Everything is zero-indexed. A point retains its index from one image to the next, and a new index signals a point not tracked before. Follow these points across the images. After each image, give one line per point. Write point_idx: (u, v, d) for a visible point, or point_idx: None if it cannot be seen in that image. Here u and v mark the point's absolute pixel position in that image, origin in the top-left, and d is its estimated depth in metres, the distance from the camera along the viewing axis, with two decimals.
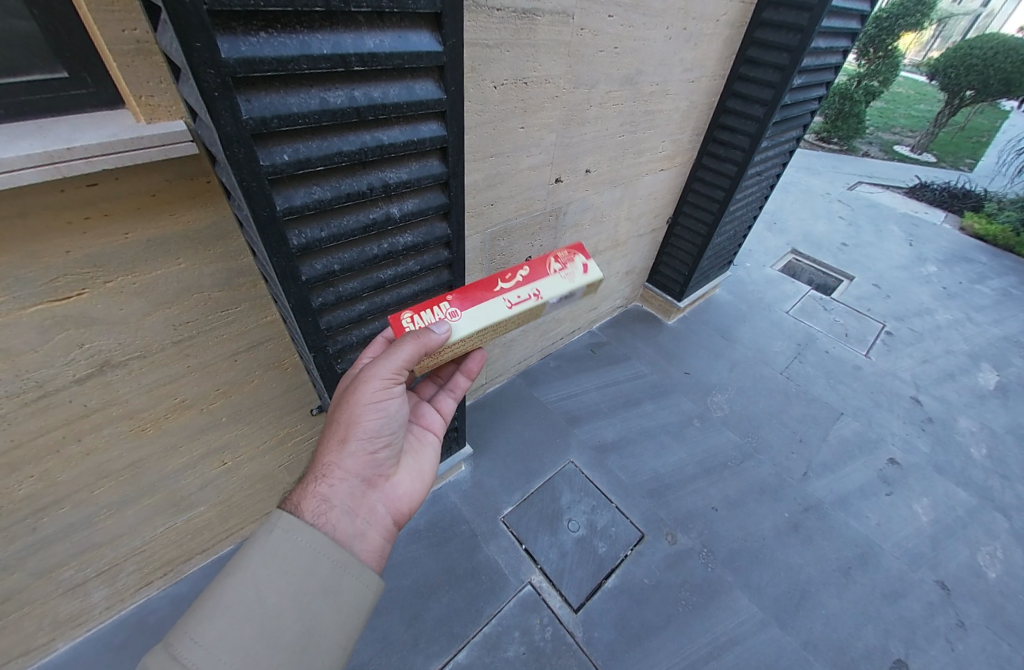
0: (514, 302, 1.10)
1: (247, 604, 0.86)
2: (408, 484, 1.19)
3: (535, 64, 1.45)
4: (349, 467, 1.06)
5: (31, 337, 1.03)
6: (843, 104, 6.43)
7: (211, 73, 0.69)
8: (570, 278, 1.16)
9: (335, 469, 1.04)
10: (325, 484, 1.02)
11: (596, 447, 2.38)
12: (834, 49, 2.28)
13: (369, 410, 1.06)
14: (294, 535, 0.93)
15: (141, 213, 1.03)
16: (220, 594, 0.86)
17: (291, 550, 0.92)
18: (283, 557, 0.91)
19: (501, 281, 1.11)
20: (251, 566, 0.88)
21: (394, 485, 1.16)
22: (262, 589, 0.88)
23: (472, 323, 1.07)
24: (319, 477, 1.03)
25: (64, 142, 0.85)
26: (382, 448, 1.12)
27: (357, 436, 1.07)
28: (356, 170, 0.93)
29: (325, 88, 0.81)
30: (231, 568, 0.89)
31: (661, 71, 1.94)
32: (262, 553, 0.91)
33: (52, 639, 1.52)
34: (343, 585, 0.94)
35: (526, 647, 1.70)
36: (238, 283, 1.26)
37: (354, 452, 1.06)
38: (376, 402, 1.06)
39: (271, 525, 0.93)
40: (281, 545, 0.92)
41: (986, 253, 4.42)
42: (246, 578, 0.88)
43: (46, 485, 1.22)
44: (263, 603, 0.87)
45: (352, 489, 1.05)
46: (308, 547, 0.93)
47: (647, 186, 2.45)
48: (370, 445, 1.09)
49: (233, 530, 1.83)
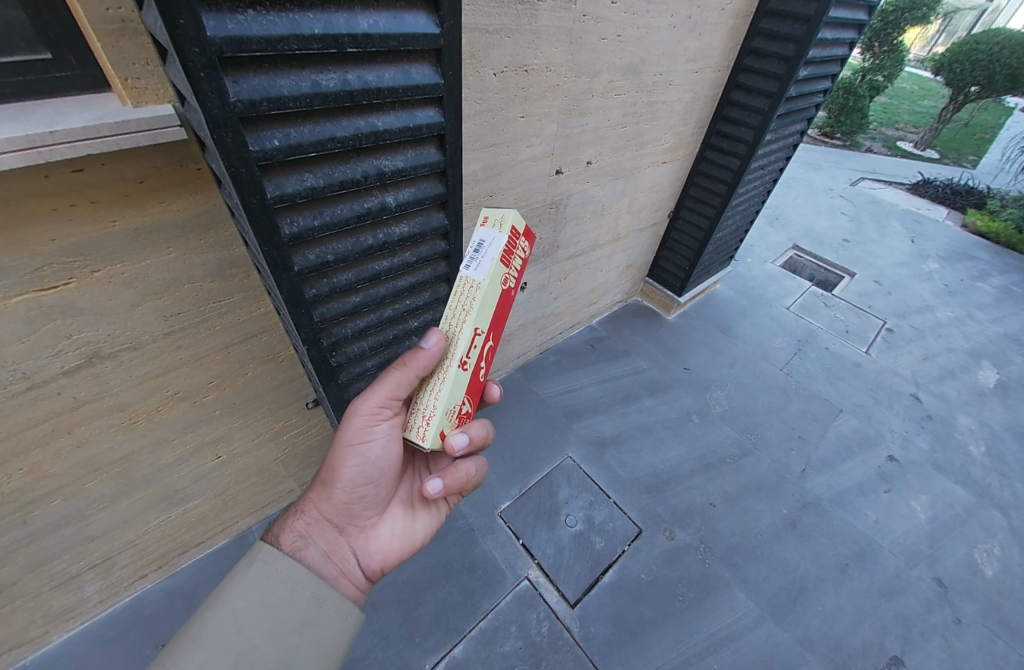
0: (472, 336, 0.98)
1: (226, 636, 0.91)
2: (386, 543, 1.22)
3: (535, 51, 1.42)
4: (325, 510, 1.17)
5: (17, 328, 1.00)
6: (847, 98, 6.37)
7: (196, 52, 0.66)
8: (473, 241, 0.95)
9: (314, 509, 1.16)
10: (303, 522, 1.14)
11: (594, 442, 2.36)
12: (841, 41, 2.24)
13: (351, 456, 1.14)
14: (273, 566, 1.00)
15: (128, 201, 1.00)
16: (202, 624, 0.92)
17: (271, 581, 0.99)
18: (263, 588, 0.97)
19: (488, 346, 1.04)
20: (232, 596, 0.94)
21: (370, 540, 1.20)
22: (241, 620, 0.93)
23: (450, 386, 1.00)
24: (301, 515, 1.15)
25: (45, 125, 0.81)
26: (358, 500, 1.19)
27: (336, 483, 1.16)
28: (350, 158, 0.90)
29: (317, 69, 0.78)
30: (212, 599, 0.94)
31: (664, 61, 1.90)
32: (243, 583, 0.97)
33: (45, 632, 1.51)
34: (320, 616, 1.00)
35: (523, 642, 1.69)
36: (231, 273, 1.23)
37: (332, 499, 1.17)
38: (359, 448, 1.13)
39: (253, 557, 1.01)
40: (260, 576, 0.98)
41: (988, 251, 4.39)
42: (227, 607, 0.94)
43: (35, 478, 1.20)
44: (243, 633, 0.92)
45: (326, 533, 1.14)
46: (287, 578, 1.00)
47: (648, 179, 2.42)
48: (347, 495, 1.18)
49: (229, 525, 1.82)
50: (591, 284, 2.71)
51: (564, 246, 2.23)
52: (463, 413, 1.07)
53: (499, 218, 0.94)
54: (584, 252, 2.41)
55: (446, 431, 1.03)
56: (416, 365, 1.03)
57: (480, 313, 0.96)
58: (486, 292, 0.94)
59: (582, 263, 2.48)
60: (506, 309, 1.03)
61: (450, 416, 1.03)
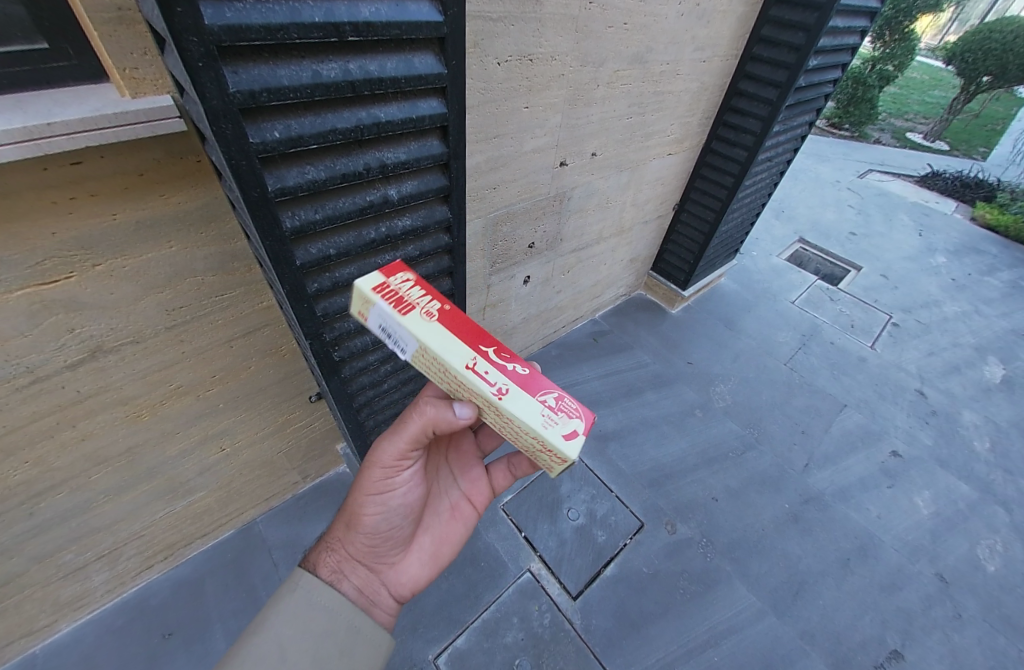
0: (475, 370, 0.86)
1: (269, 662, 0.91)
2: (416, 569, 1.22)
3: (540, 39, 1.39)
4: (351, 550, 1.14)
5: (19, 322, 0.99)
6: (856, 88, 6.28)
7: (194, 41, 0.64)
8: (380, 332, 0.93)
9: (340, 547, 1.14)
10: (332, 556, 1.13)
11: (597, 436, 2.35)
12: (853, 30, 2.19)
13: (371, 499, 1.13)
14: (313, 594, 1.02)
15: (128, 193, 0.99)
16: (246, 651, 0.92)
17: (312, 607, 1.01)
18: (304, 616, 0.99)
19: (496, 349, 0.91)
20: (275, 620, 0.96)
21: (401, 569, 1.20)
22: (284, 646, 0.94)
23: (517, 409, 0.85)
24: (329, 550, 1.14)
25: (42, 117, 0.80)
26: (383, 537, 1.17)
27: (359, 525, 1.14)
28: (351, 149, 0.89)
29: (318, 59, 0.77)
30: (256, 626, 0.96)
31: (672, 49, 1.87)
32: (285, 609, 0.99)
33: (53, 621, 1.53)
34: (356, 643, 1.01)
35: (524, 633, 1.71)
36: (232, 266, 1.22)
37: (356, 539, 1.14)
38: (378, 491, 1.13)
39: (294, 584, 1.03)
40: (302, 603, 1.00)
41: (997, 245, 4.34)
42: (271, 632, 0.95)
43: (41, 471, 1.21)
44: (286, 658, 0.93)
45: (355, 569, 1.13)
46: (327, 606, 1.02)
47: (654, 171, 2.39)
48: (371, 534, 1.15)
49: (234, 516, 1.83)
50: (595, 277, 2.69)
51: (567, 239, 2.22)
52: (558, 398, 0.89)
53: (365, 287, 0.92)
54: (588, 245, 2.39)
55: (565, 431, 0.84)
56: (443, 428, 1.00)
57: (444, 352, 0.86)
58: (428, 337, 0.87)
59: (585, 256, 2.46)
60: (462, 319, 0.92)
61: (550, 418, 0.85)
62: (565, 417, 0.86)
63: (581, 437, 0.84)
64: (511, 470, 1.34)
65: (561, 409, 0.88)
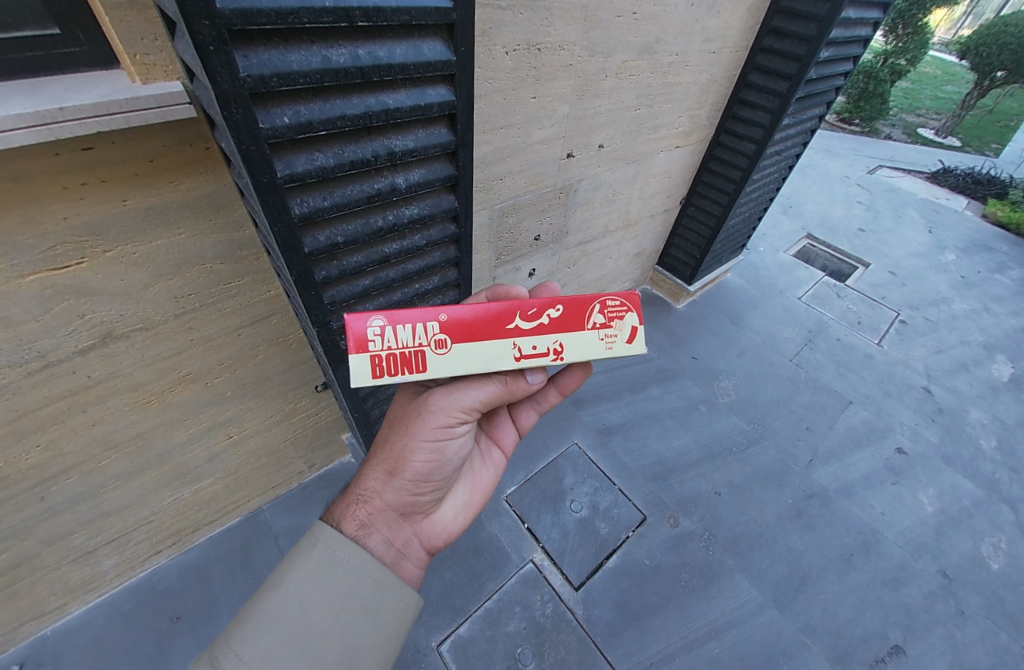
0: (527, 353, 0.95)
1: (290, 621, 0.87)
2: (449, 518, 1.19)
3: (548, 28, 1.38)
4: (389, 500, 1.04)
5: (31, 307, 1.01)
6: (867, 83, 6.20)
7: (206, 24, 0.64)
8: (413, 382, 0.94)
9: (376, 499, 1.03)
10: (363, 508, 1.02)
11: (600, 429, 2.36)
12: (865, 21, 2.16)
13: (424, 448, 1.04)
14: (335, 550, 0.95)
15: (138, 180, 1.00)
16: (265, 608, 0.88)
17: (334, 566, 0.94)
18: (327, 574, 0.93)
19: (522, 317, 0.93)
20: (295, 578, 0.91)
21: (435, 520, 1.16)
22: (305, 606, 0.89)
23: (579, 352, 0.97)
24: (359, 503, 1.03)
25: (55, 102, 0.81)
26: (424, 489, 1.10)
27: (403, 474, 1.05)
28: (360, 137, 0.89)
29: (327, 44, 0.77)
30: (275, 583, 0.91)
31: (681, 40, 1.85)
32: (305, 567, 0.93)
33: (64, 603, 1.57)
34: (383, 604, 0.96)
35: (527, 622, 1.72)
36: (240, 255, 1.23)
37: (397, 489, 1.05)
38: (433, 440, 1.04)
39: (315, 539, 0.96)
40: (324, 560, 0.94)
41: (1008, 243, 4.29)
42: (291, 590, 0.90)
43: (53, 455, 1.23)
44: (308, 618, 0.88)
45: (390, 520, 1.04)
46: (350, 564, 0.95)
47: (661, 164, 2.37)
48: (413, 485, 1.07)
49: (241, 503, 1.85)
50: (601, 271, 2.69)
51: (573, 232, 2.21)
52: (603, 309, 0.97)
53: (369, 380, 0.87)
54: (594, 238, 2.39)
55: (626, 336, 0.98)
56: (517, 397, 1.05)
57: (493, 362, 0.94)
58: (469, 361, 0.92)
59: (591, 249, 2.45)
60: (463, 322, 0.91)
61: (608, 336, 0.98)
62: (616, 322, 0.98)
63: (640, 329, 0.98)
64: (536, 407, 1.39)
65: (612, 317, 0.98)
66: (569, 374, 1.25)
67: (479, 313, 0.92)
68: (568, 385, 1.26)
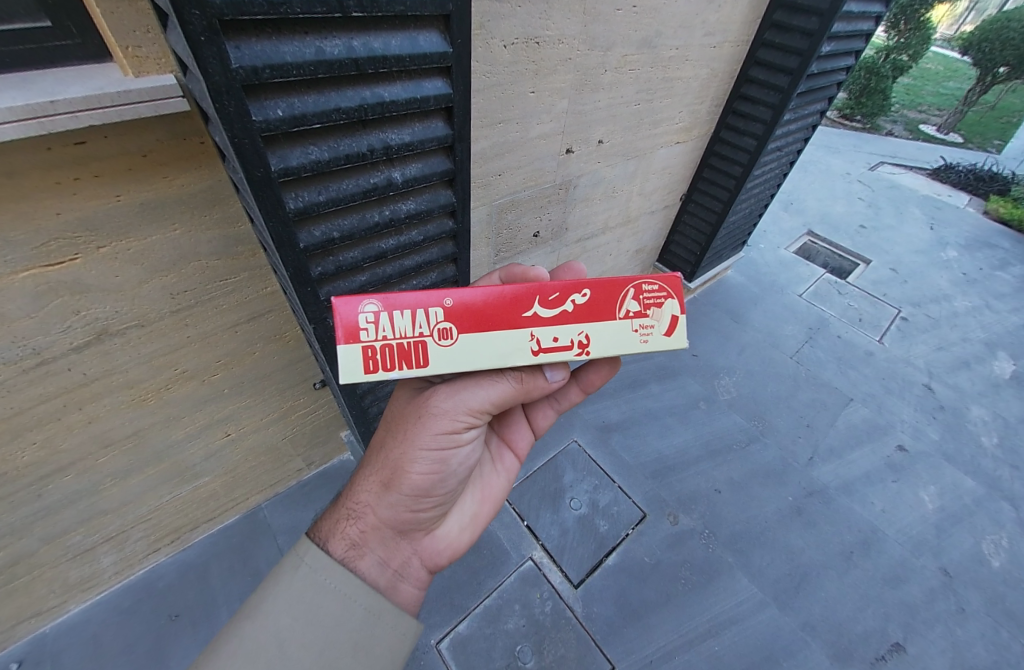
0: (547, 346, 0.93)
1: (273, 652, 0.87)
2: (456, 534, 1.19)
3: (547, 21, 1.36)
4: (383, 516, 1.03)
5: (23, 304, 1.00)
6: (869, 79, 6.16)
7: (197, 15, 0.63)
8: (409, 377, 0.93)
9: (370, 515, 1.02)
10: (354, 526, 1.01)
11: (600, 427, 2.35)
12: (868, 15, 2.14)
13: (423, 459, 1.03)
14: (320, 577, 0.94)
15: (133, 174, 0.99)
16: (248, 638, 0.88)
17: (319, 594, 0.93)
18: (312, 603, 0.91)
19: (542, 304, 0.92)
20: (278, 608, 0.90)
21: (438, 535, 1.16)
22: (287, 638, 0.88)
23: (609, 342, 0.95)
24: (350, 519, 1.02)
25: (46, 95, 0.80)
26: (424, 503, 1.09)
27: (400, 489, 1.03)
28: (355, 130, 0.88)
29: (321, 35, 0.75)
30: (257, 612, 0.90)
31: (681, 34, 1.83)
32: (290, 595, 0.92)
33: (63, 601, 1.56)
34: (374, 635, 0.94)
35: (526, 620, 1.72)
36: (236, 251, 1.22)
37: (393, 504, 1.03)
38: (431, 451, 1.03)
39: (300, 564, 0.95)
40: (308, 587, 0.93)
41: (1010, 239, 4.27)
42: (273, 620, 0.89)
43: (49, 453, 1.22)
44: (290, 650, 0.87)
45: (386, 538, 1.04)
46: (337, 592, 0.94)
47: (661, 160, 2.36)
48: (410, 500, 1.05)
49: (239, 501, 1.85)
50: (601, 267, 2.68)
51: (573, 228, 2.20)
52: (637, 296, 0.95)
53: (357, 371, 0.86)
54: (593, 235, 2.37)
55: (664, 328, 0.96)
56: (534, 395, 1.03)
57: (507, 354, 0.92)
58: (481, 352, 0.91)
59: (591, 246, 2.43)
60: (469, 308, 0.90)
61: (641, 326, 0.96)
62: (650, 311, 0.96)
63: (679, 319, 0.96)
64: (554, 406, 1.38)
65: (648, 305, 0.96)
66: (592, 370, 1.23)
67: (488, 300, 0.90)
68: (591, 383, 1.24)
